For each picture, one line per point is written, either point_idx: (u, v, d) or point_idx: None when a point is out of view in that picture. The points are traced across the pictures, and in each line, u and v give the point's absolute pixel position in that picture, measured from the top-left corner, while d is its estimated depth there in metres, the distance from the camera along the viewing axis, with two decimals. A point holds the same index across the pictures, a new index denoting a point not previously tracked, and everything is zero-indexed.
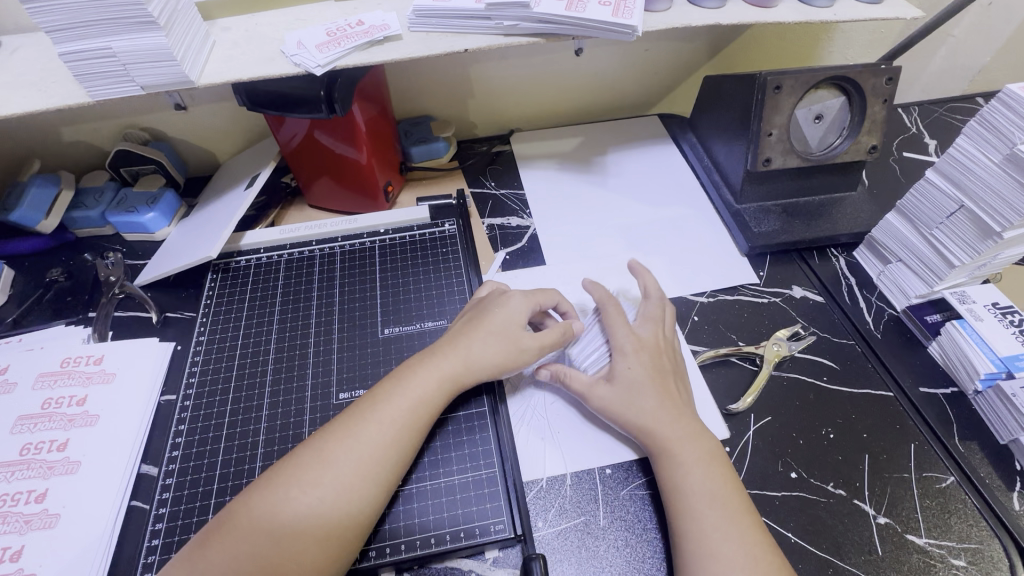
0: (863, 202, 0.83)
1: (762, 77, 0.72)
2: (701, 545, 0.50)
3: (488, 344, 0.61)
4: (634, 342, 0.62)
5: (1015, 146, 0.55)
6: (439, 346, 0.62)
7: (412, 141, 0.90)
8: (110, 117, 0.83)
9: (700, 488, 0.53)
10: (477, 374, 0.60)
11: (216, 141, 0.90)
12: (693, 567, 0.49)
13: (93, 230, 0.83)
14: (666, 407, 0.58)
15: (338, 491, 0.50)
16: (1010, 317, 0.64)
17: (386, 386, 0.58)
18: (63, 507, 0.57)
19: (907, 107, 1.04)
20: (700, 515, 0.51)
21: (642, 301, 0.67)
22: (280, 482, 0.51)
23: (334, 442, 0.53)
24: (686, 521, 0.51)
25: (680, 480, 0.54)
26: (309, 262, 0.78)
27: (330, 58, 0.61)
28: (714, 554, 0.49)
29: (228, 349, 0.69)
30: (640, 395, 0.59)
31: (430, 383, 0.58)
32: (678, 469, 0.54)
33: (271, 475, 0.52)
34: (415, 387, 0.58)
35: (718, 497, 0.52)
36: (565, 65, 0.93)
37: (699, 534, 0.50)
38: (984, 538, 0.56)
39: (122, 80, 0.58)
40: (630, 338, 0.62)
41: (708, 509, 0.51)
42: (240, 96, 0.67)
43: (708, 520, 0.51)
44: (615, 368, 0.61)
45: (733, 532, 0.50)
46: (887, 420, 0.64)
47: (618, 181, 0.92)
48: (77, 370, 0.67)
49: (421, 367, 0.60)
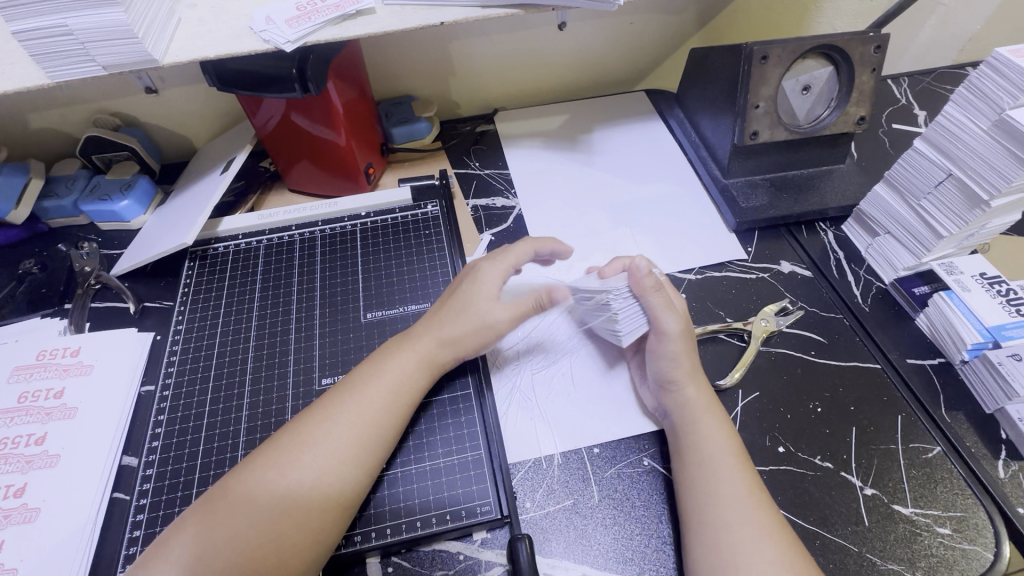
0: (852, 175, 0.82)
1: (748, 47, 0.71)
2: (719, 516, 0.49)
3: (461, 324, 0.61)
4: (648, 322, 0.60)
5: (1004, 112, 0.54)
6: (416, 329, 0.62)
7: (393, 122, 0.88)
8: (78, 102, 0.80)
9: (712, 455, 0.53)
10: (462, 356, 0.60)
11: (190, 125, 0.88)
12: (712, 537, 0.49)
13: (68, 220, 0.81)
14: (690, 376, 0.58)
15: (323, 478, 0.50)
16: (998, 287, 0.64)
17: (363, 369, 0.58)
18: (42, 501, 0.56)
19: (897, 78, 1.02)
20: (715, 485, 0.51)
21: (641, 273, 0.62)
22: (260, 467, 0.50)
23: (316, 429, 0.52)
24: (696, 492, 0.52)
25: (697, 450, 0.54)
26: (289, 247, 0.77)
27: (300, 34, 0.59)
28: (736, 522, 0.49)
29: (208, 338, 0.68)
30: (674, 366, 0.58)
31: (406, 364, 0.58)
32: (696, 437, 0.55)
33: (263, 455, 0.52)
34: (389, 369, 0.57)
35: (736, 463, 0.53)
36: (548, 40, 0.91)
37: (717, 506, 0.50)
38: (970, 506, 0.56)
39: (82, 60, 0.56)
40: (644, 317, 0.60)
41: (726, 477, 0.52)
42: (210, 76, 0.64)
43: (724, 491, 0.51)
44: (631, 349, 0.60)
45: (746, 499, 0.50)
46: (875, 393, 0.64)
47: (606, 159, 0.90)
48: (53, 363, 0.65)
49: (399, 350, 0.59)
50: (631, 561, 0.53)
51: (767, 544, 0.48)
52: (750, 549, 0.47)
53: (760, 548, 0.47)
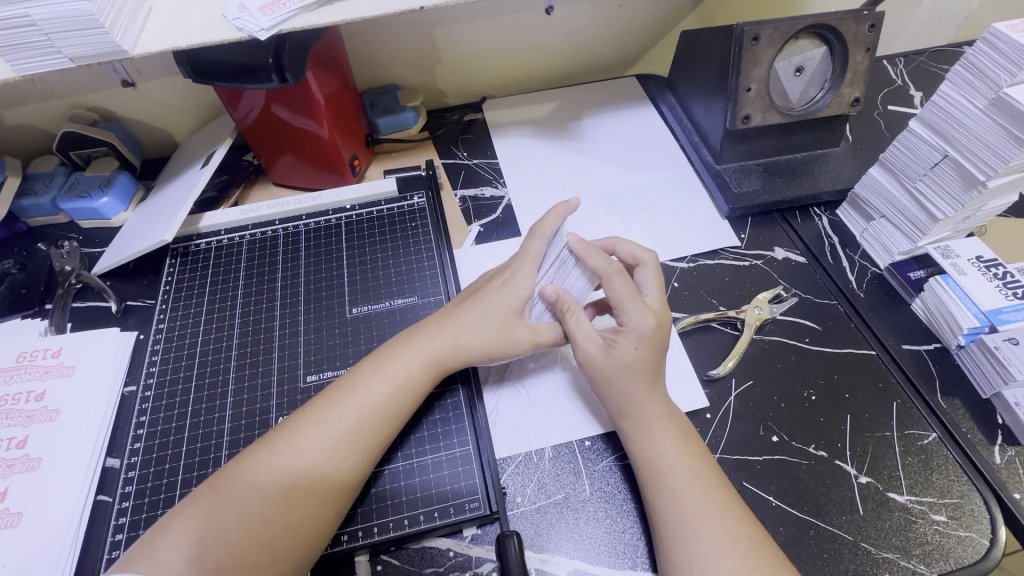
0: (847, 158, 0.80)
1: (739, 27, 0.68)
2: (682, 528, 0.48)
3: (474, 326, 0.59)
4: (647, 321, 0.57)
5: (1002, 90, 0.52)
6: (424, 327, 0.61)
7: (378, 112, 0.86)
8: (53, 96, 0.78)
9: (674, 461, 0.52)
10: (456, 348, 0.59)
11: (171, 118, 0.86)
12: (675, 549, 0.48)
13: (47, 218, 0.79)
14: (644, 397, 0.55)
15: (313, 473, 0.50)
16: (995, 270, 0.63)
17: (365, 368, 0.57)
18: (24, 505, 0.55)
19: (892, 58, 1.00)
20: (677, 496, 0.50)
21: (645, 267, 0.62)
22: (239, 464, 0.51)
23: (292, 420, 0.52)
24: (663, 502, 0.50)
25: (661, 460, 0.52)
26: (272, 243, 0.75)
27: (274, 21, 0.57)
28: (716, 525, 0.48)
29: (190, 336, 0.67)
30: (616, 385, 0.56)
31: (412, 363, 0.57)
32: (648, 446, 0.53)
33: (248, 454, 0.52)
34: (394, 368, 0.57)
35: (691, 472, 0.51)
36: (536, 25, 0.89)
37: (693, 512, 0.49)
38: (965, 492, 0.55)
39: (48, 52, 0.54)
40: (643, 316, 0.57)
41: (684, 488, 0.50)
42: (184, 67, 0.62)
43: (686, 501, 0.49)
44: (620, 341, 0.57)
45: (710, 509, 0.49)
46: (869, 380, 0.63)
47: (596, 146, 0.88)
48: (34, 365, 0.64)
49: (404, 348, 0.59)
50: (623, 555, 0.52)
51: (726, 555, 0.46)
52: (712, 560, 0.46)
53: (719, 562, 0.46)
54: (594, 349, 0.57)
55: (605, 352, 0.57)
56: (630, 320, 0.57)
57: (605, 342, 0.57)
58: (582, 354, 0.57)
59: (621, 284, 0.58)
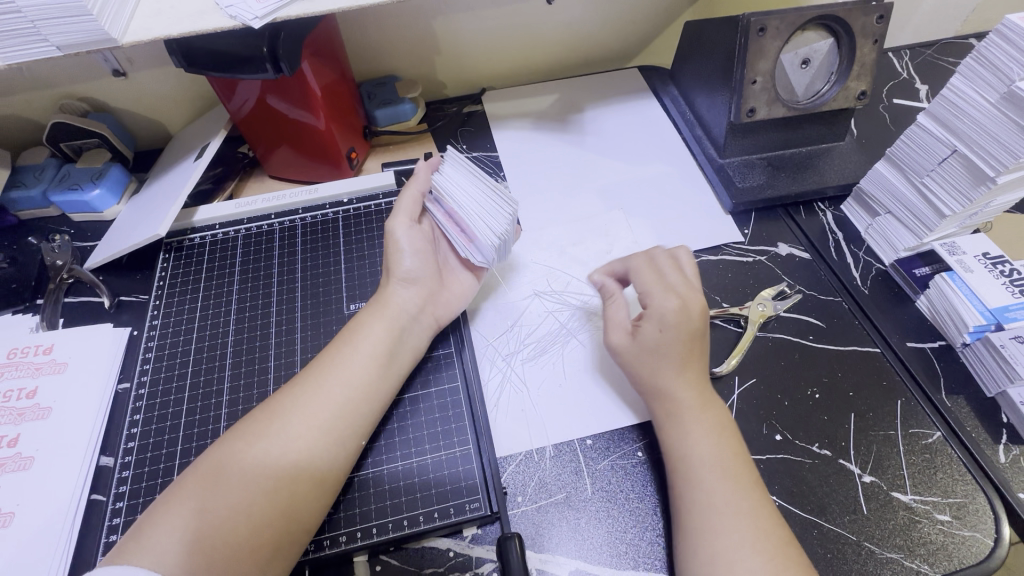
0: (852, 152, 0.79)
1: (745, 18, 0.67)
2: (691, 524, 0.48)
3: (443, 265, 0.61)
4: (671, 303, 0.57)
5: (1013, 84, 0.51)
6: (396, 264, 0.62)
7: (376, 104, 0.84)
8: (43, 86, 0.76)
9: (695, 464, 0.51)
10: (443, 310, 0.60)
11: (164, 110, 0.84)
12: None
13: (37, 212, 0.78)
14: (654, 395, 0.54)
15: (318, 467, 0.50)
16: (1001, 267, 0.62)
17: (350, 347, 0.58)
18: (17, 505, 0.54)
19: (898, 51, 0.99)
20: (684, 495, 0.49)
21: (659, 258, 0.62)
22: (228, 446, 0.50)
23: (289, 408, 0.52)
24: None
25: (662, 458, 0.52)
26: (267, 238, 0.74)
27: (268, 10, 0.55)
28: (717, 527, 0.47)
29: (184, 334, 0.65)
30: None
31: (390, 335, 0.58)
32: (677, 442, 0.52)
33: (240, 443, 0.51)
34: (374, 346, 0.57)
35: (706, 472, 0.50)
36: (535, 15, 0.87)
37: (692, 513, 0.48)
38: (970, 492, 0.55)
39: (35, 40, 0.52)
40: (667, 298, 0.57)
41: (696, 485, 0.50)
42: (176, 58, 0.60)
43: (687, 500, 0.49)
44: (647, 318, 0.57)
45: (722, 508, 0.48)
46: (874, 377, 0.62)
47: (597, 140, 0.87)
48: (25, 361, 0.63)
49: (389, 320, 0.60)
50: (624, 555, 0.51)
51: (732, 553, 0.46)
52: (718, 555, 0.46)
53: (738, 558, 0.46)
54: (621, 334, 0.59)
55: (632, 333, 0.58)
56: (654, 304, 0.57)
57: (634, 325, 0.59)
58: (614, 335, 0.60)
59: (666, 260, 0.62)
